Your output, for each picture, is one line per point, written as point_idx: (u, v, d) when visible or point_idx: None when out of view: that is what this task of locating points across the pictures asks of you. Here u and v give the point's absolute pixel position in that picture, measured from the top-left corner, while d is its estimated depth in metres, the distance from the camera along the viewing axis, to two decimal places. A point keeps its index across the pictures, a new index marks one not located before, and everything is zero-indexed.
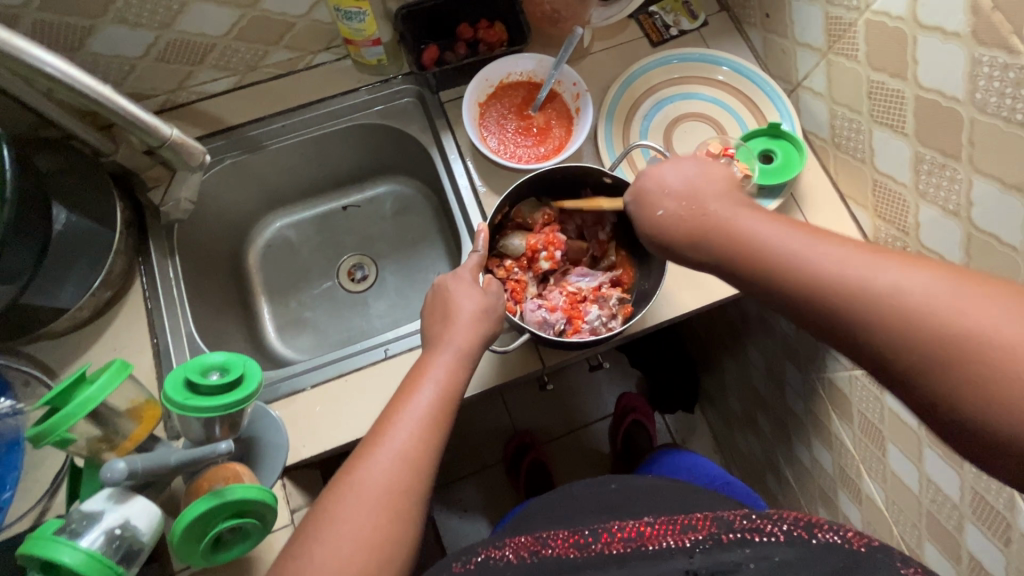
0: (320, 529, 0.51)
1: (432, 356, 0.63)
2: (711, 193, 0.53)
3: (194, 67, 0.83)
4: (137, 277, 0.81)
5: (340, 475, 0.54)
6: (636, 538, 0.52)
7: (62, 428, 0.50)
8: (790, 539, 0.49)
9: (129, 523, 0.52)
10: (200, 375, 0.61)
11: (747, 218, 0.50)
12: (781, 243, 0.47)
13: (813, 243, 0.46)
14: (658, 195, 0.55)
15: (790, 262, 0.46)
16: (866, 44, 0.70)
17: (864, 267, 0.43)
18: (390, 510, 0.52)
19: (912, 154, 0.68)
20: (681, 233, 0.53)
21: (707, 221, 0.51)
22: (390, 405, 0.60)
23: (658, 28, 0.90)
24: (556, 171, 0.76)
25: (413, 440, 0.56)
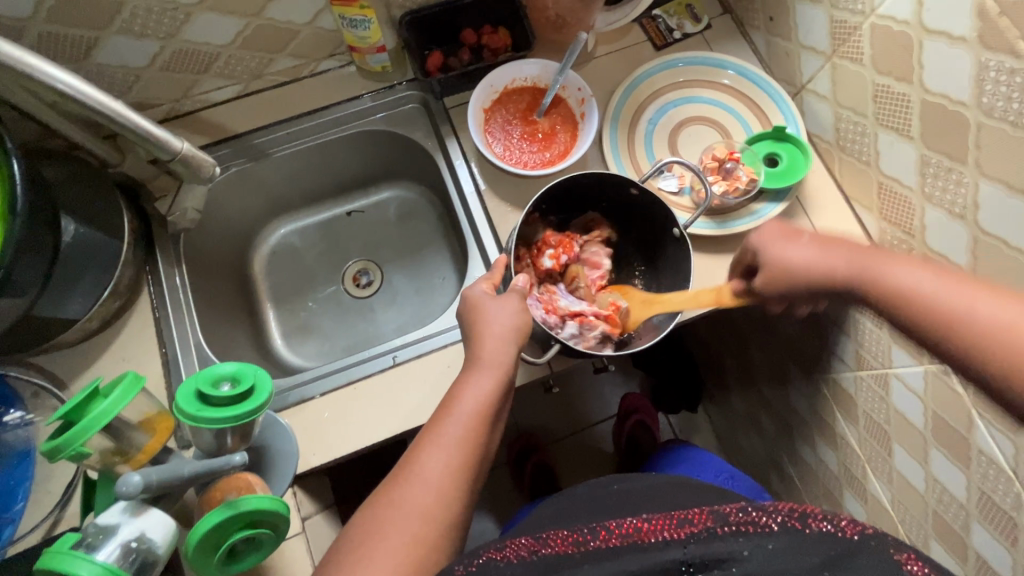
0: (343, 556, 0.50)
1: (468, 381, 0.62)
2: (836, 252, 0.59)
3: (199, 76, 0.83)
4: (144, 286, 0.81)
5: (369, 503, 0.54)
6: (632, 534, 0.51)
7: (78, 442, 0.50)
8: (783, 530, 0.49)
9: (145, 536, 0.52)
10: (212, 386, 0.61)
11: (901, 267, 0.54)
12: (920, 282, 0.52)
13: (958, 291, 0.50)
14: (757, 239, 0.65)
15: (918, 295, 0.52)
16: (871, 47, 0.70)
17: (1010, 314, 0.46)
18: (419, 542, 0.51)
19: (917, 157, 0.68)
20: (808, 263, 0.61)
21: (878, 273, 0.55)
22: (426, 431, 0.59)
23: (662, 31, 0.90)
24: (590, 176, 0.75)
25: (444, 472, 0.56)
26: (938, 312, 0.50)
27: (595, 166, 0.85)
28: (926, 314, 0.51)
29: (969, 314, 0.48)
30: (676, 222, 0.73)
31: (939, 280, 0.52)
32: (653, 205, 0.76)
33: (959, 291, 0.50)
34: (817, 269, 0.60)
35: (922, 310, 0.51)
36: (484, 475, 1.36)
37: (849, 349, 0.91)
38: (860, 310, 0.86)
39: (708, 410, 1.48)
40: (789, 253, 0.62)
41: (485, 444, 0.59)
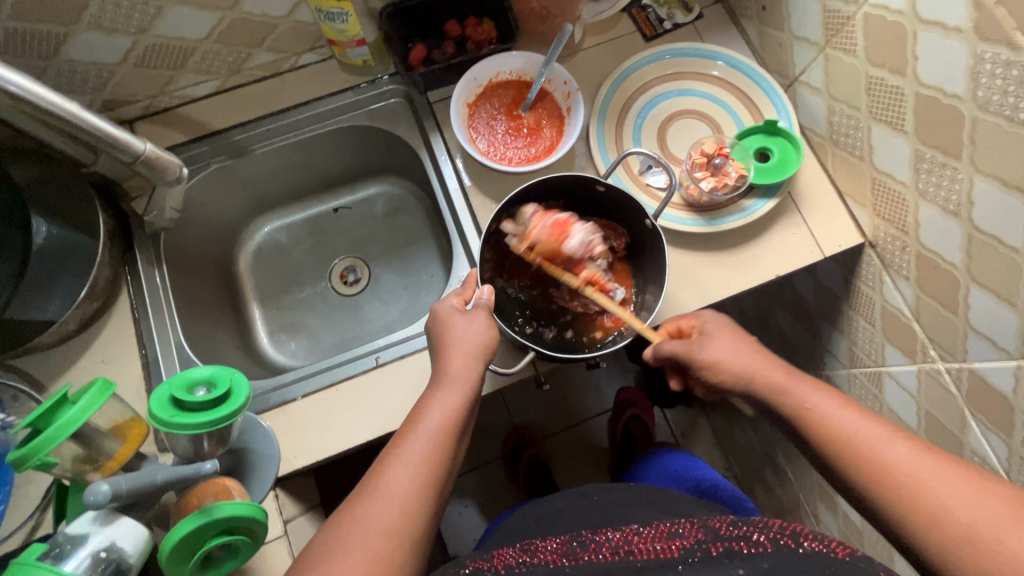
0: (307, 565, 0.50)
1: (433, 392, 0.62)
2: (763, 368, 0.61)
3: (176, 72, 0.81)
4: (124, 287, 0.80)
5: (331, 518, 0.53)
6: (623, 547, 0.50)
7: (42, 452, 0.49)
8: (775, 549, 0.48)
9: (114, 546, 0.51)
10: (186, 392, 0.60)
11: (817, 398, 0.57)
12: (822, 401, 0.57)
13: (873, 429, 0.53)
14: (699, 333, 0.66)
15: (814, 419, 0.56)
16: (864, 38, 0.68)
17: (914, 463, 0.50)
18: (377, 554, 0.50)
19: (911, 152, 0.66)
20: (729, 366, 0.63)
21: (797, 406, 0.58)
22: (392, 444, 0.59)
23: (652, 22, 0.88)
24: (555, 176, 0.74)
25: (410, 487, 0.54)
26: (853, 451, 0.53)
27: (582, 161, 0.83)
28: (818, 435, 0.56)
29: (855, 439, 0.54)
30: (647, 215, 0.72)
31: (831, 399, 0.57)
32: (628, 203, 0.73)
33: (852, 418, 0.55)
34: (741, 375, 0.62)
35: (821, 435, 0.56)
36: (478, 470, 1.36)
37: (843, 346, 0.90)
38: (854, 308, 0.85)
39: (704, 405, 1.47)
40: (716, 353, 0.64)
41: (452, 456, 0.59)
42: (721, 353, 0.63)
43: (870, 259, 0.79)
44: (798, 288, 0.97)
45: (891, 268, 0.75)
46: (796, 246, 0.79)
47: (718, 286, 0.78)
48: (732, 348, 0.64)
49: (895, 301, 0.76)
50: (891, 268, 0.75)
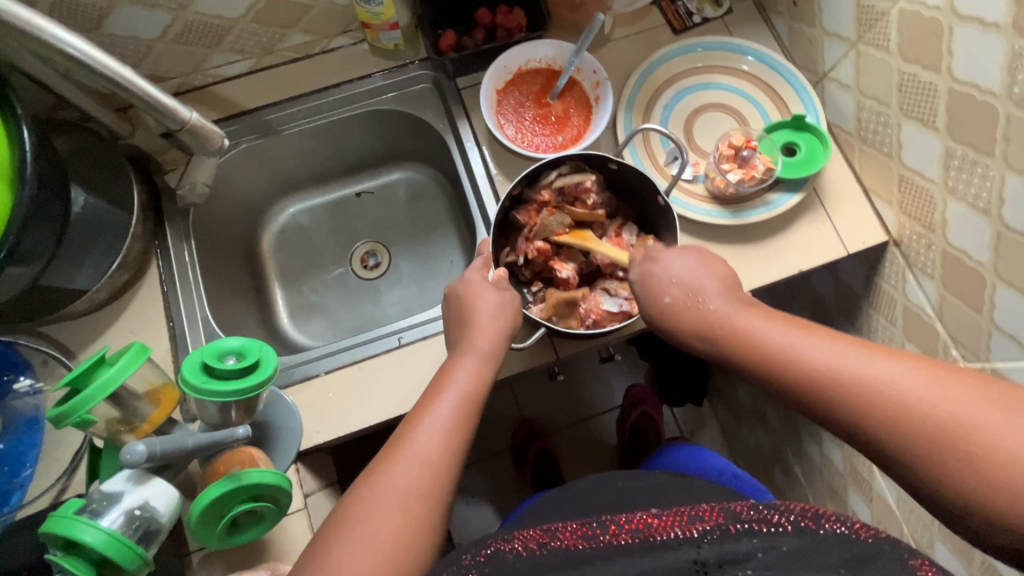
0: (343, 528, 0.51)
1: (455, 361, 0.63)
2: (711, 288, 0.58)
3: (210, 50, 0.82)
4: (154, 260, 0.81)
5: (362, 479, 0.54)
6: (643, 530, 0.50)
7: (81, 410, 0.50)
8: (796, 529, 0.48)
9: (148, 504, 0.53)
10: (217, 360, 0.61)
11: (746, 314, 0.54)
12: (831, 356, 0.48)
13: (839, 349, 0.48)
14: (664, 281, 0.61)
15: (873, 380, 0.45)
16: (899, 34, 0.68)
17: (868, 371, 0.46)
18: (408, 512, 0.52)
19: (942, 149, 0.66)
20: (684, 320, 0.58)
21: (710, 318, 0.56)
22: (416, 407, 0.60)
23: (681, 15, 0.88)
24: (558, 160, 0.74)
25: (436, 449, 0.56)
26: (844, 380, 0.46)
27: (607, 151, 0.84)
28: (879, 402, 0.44)
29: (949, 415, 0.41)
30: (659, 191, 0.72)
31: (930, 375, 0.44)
32: (645, 184, 0.73)
33: (939, 387, 0.43)
34: (748, 337, 0.53)
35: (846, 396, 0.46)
36: (486, 461, 1.37)
37: None
38: (874, 306, 0.84)
39: (713, 405, 1.47)
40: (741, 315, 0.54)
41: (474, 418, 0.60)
42: (752, 318, 0.54)
43: (894, 256, 0.78)
44: (816, 286, 0.97)
45: (914, 266, 0.75)
46: (819, 241, 0.79)
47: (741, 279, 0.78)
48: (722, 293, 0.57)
49: (917, 298, 0.76)
50: (915, 266, 0.75)
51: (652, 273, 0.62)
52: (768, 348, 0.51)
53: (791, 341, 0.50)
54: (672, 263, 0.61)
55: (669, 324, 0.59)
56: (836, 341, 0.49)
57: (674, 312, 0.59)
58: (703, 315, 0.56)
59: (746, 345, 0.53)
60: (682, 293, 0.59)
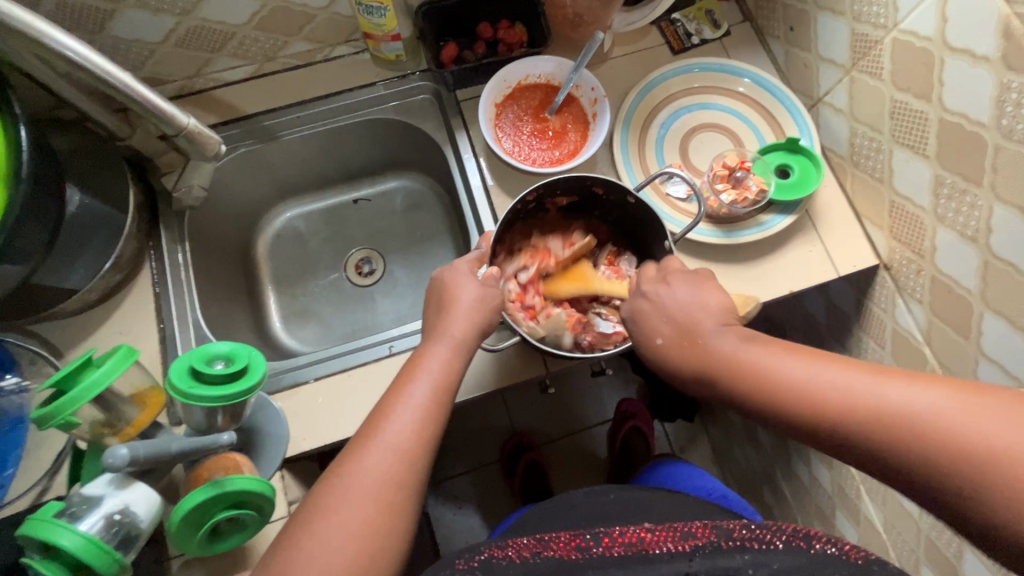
0: (315, 519, 0.51)
1: (427, 348, 0.62)
2: (699, 313, 0.57)
3: (213, 55, 0.83)
4: (146, 261, 0.81)
5: (332, 468, 0.54)
6: (636, 544, 0.50)
7: (65, 412, 0.50)
8: (788, 548, 0.47)
9: (128, 509, 0.52)
10: (205, 364, 0.61)
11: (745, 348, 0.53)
12: (843, 392, 0.47)
13: (840, 376, 0.48)
14: (655, 318, 0.60)
15: (875, 409, 0.45)
16: (891, 63, 0.69)
17: (870, 389, 0.46)
18: (382, 502, 0.52)
19: (932, 177, 0.67)
20: (679, 362, 0.57)
21: (701, 349, 0.55)
22: (386, 395, 0.59)
23: (680, 35, 0.90)
24: (580, 180, 0.75)
25: (410, 437, 0.56)
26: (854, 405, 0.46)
27: (604, 166, 0.85)
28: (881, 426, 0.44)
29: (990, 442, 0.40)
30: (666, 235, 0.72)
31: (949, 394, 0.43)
32: (642, 213, 0.75)
33: (944, 402, 0.43)
34: (758, 387, 0.51)
35: (873, 428, 0.45)
36: (475, 471, 1.36)
37: None
38: (864, 329, 0.85)
39: (704, 421, 1.47)
40: (723, 348, 0.54)
41: (445, 402, 0.59)
42: (714, 339, 0.55)
43: (884, 280, 0.79)
44: (807, 307, 0.98)
45: (904, 290, 0.76)
46: (811, 263, 0.79)
47: None
48: (717, 328, 0.56)
49: (907, 323, 0.76)
50: (904, 291, 0.76)
51: (656, 304, 0.60)
52: (769, 390, 0.50)
53: (791, 378, 0.49)
54: (669, 288, 0.60)
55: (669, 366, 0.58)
56: (813, 359, 0.50)
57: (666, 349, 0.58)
58: (690, 356, 0.56)
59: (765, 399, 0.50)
60: (673, 332, 0.58)
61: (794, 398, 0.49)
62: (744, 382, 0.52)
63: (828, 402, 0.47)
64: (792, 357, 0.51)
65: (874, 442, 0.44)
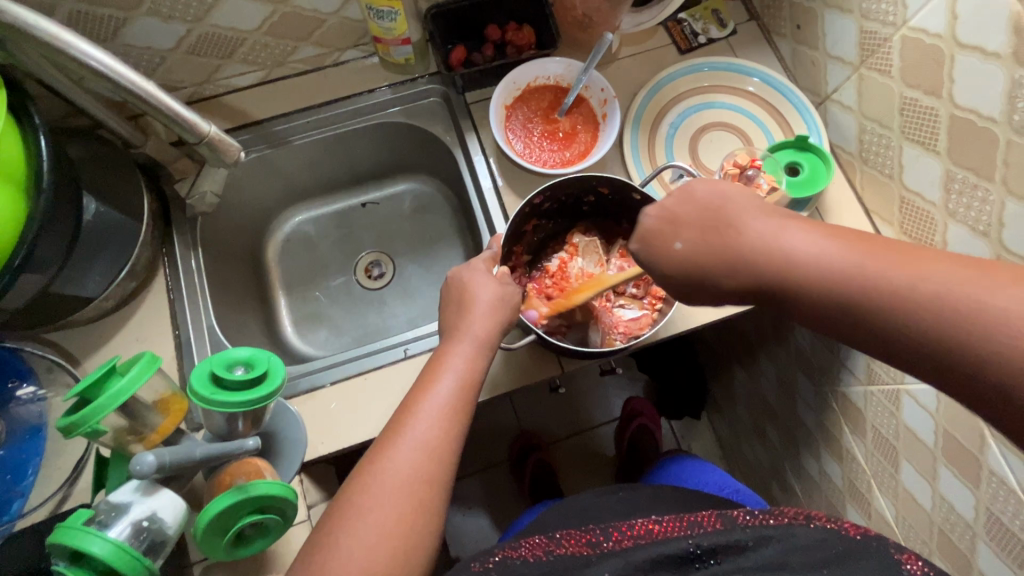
0: (348, 517, 0.51)
1: (449, 347, 0.63)
2: (739, 206, 0.52)
3: (223, 60, 0.83)
4: (160, 268, 0.81)
5: (362, 466, 0.55)
6: (645, 535, 0.51)
7: (93, 420, 0.50)
8: (787, 524, 0.50)
9: (156, 515, 0.53)
10: (226, 370, 0.61)
11: (788, 234, 0.48)
12: (911, 285, 0.42)
13: (910, 270, 0.43)
14: (672, 223, 0.53)
15: (956, 307, 0.40)
16: (901, 60, 0.70)
17: (949, 284, 0.41)
18: (414, 499, 0.53)
19: (943, 172, 0.68)
20: (711, 256, 0.51)
21: (739, 242, 0.50)
22: (411, 393, 0.60)
23: (687, 36, 0.90)
24: (589, 179, 0.75)
25: (437, 432, 0.56)
26: (921, 305, 0.41)
27: (614, 167, 0.85)
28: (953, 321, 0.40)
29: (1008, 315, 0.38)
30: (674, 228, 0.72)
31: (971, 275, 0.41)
32: None
33: None
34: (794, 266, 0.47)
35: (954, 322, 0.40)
36: (484, 472, 1.36)
37: (861, 363, 0.90)
38: None
39: (712, 419, 1.47)
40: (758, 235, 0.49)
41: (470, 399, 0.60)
42: (752, 225, 0.50)
43: None
44: None
45: None
46: None
47: None
48: (759, 219, 0.50)
49: None
50: None
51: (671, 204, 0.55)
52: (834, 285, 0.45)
53: (869, 274, 0.44)
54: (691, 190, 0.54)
55: (694, 275, 0.52)
56: (871, 252, 0.45)
57: (692, 261, 0.52)
58: (736, 243, 0.50)
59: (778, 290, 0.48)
60: (699, 227, 0.52)
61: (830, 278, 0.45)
62: (828, 286, 0.45)
63: (940, 312, 0.40)
64: (860, 252, 0.45)
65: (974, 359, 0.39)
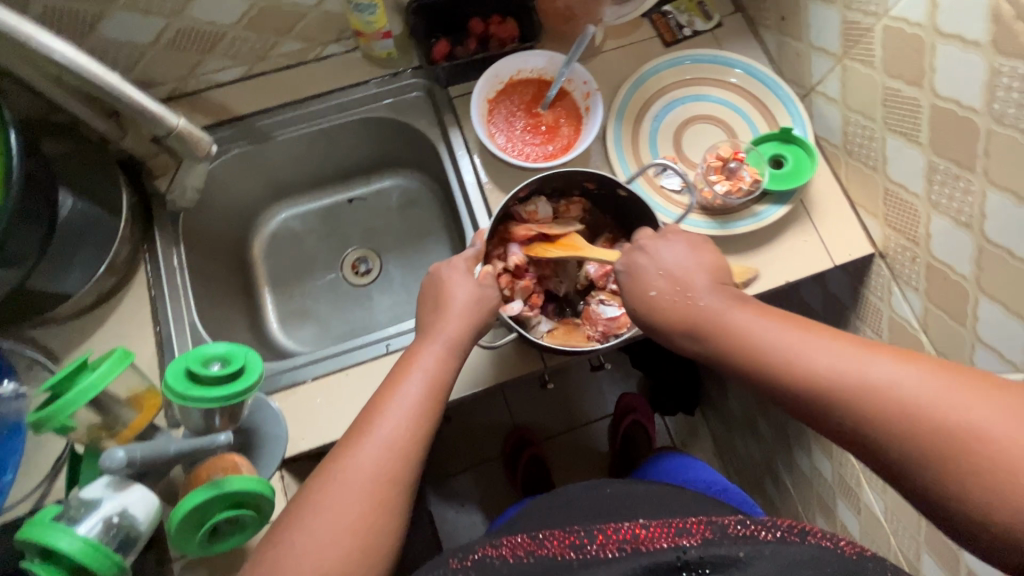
0: (306, 515, 0.51)
1: (421, 345, 0.62)
2: (700, 282, 0.58)
3: (204, 56, 0.83)
4: (142, 264, 0.81)
5: (326, 462, 0.54)
6: (630, 541, 0.50)
7: (61, 416, 0.50)
8: (781, 542, 0.48)
9: (126, 512, 0.53)
10: (202, 366, 0.60)
11: (736, 311, 0.55)
12: (829, 363, 0.49)
13: (830, 349, 0.50)
14: (651, 273, 0.60)
15: (870, 381, 0.47)
16: (883, 50, 0.69)
17: (859, 363, 0.48)
18: (374, 497, 0.52)
19: (925, 163, 0.67)
20: (669, 321, 0.58)
21: (696, 313, 0.56)
22: (379, 391, 0.59)
23: (672, 28, 0.89)
24: (572, 175, 0.75)
25: (402, 431, 0.56)
26: (843, 382, 0.48)
27: (597, 161, 0.85)
28: (866, 402, 0.47)
29: (899, 391, 0.46)
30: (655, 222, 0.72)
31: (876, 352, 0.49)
32: (639, 206, 0.74)
33: (934, 384, 0.45)
34: (737, 340, 0.53)
35: (871, 400, 0.46)
36: (476, 468, 1.36)
37: None
38: (861, 318, 0.85)
39: (705, 414, 1.47)
40: (711, 307, 0.55)
41: (438, 397, 0.59)
42: (706, 298, 0.56)
43: (880, 269, 0.79)
44: (804, 296, 0.97)
45: (900, 278, 0.76)
46: (807, 253, 0.79)
47: None
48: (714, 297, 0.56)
49: (902, 310, 0.76)
50: (900, 279, 0.76)
51: (653, 258, 0.61)
52: (770, 360, 0.51)
53: (802, 353, 0.50)
54: (661, 253, 0.61)
55: (659, 324, 0.58)
56: (803, 332, 0.52)
57: (662, 310, 0.58)
58: (691, 313, 0.56)
59: (728, 350, 0.54)
60: (669, 288, 0.58)
61: (767, 354, 0.51)
62: (767, 359, 0.51)
63: (856, 390, 0.47)
64: (792, 331, 0.52)
65: (877, 429, 0.46)
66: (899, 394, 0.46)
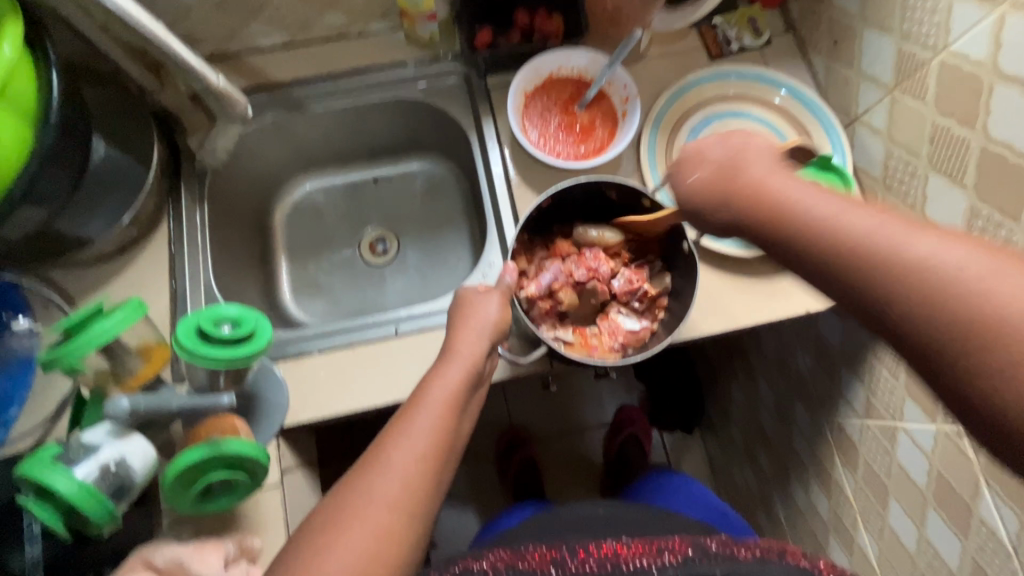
0: (318, 547, 0.48)
1: (440, 371, 0.61)
2: (747, 155, 0.51)
3: (249, 18, 0.83)
4: (165, 218, 0.81)
5: (338, 494, 0.52)
6: (611, 557, 0.49)
7: (72, 356, 0.50)
8: (762, 559, 0.47)
9: (123, 461, 0.53)
10: (212, 325, 0.61)
11: (790, 182, 0.47)
12: (885, 239, 0.40)
13: (906, 232, 0.40)
14: (698, 157, 0.54)
15: (923, 260, 0.38)
16: (936, 86, 0.67)
17: (911, 238, 0.40)
18: (392, 534, 0.50)
19: (967, 207, 0.65)
20: (701, 193, 0.53)
21: (740, 181, 0.50)
22: (394, 421, 0.58)
23: (720, 41, 0.88)
24: (596, 184, 0.74)
25: (417, 462, 0.54)
26: (891, 259, 0.39)
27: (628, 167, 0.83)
28: (914, 287, 0.38)
29: (954, 270, 0.37)
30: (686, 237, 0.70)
31: (963, 245, 0.38)
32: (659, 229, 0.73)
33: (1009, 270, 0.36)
34: (782, 210, 0.46)
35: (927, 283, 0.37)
36: (468, 460, 1.36)
37: (860, 396, 0.87)
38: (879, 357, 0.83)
39: (703, 435, 1.45)
40: (760, 175, 0.49)
41: (454, 436, 0.58)
42: (756, 171, 0.49)
43: None
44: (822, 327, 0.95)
45: None
46: None
47: (747, 313, 0.77)
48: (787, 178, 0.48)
49: None
50: None
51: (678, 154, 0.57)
52: (818, 231, 0.43)
53: (859, 225, 0.42)
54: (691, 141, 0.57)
55: (695, 205, 0.53)
56: (865, 210, 0.43)
57: (698, 188, 0.53)
58: (738, 183, 0.50)
59: (766, 222, 0.47)
60: (711, 167, 0.52)
61: (816, 225, 0.44)
62: (818, 230, 0.43)
63: (904, 273, 0.38)
64: (851, 207, 0.43)
65: (922, 323, 0.37)
66: (973, 289, 0.36)
